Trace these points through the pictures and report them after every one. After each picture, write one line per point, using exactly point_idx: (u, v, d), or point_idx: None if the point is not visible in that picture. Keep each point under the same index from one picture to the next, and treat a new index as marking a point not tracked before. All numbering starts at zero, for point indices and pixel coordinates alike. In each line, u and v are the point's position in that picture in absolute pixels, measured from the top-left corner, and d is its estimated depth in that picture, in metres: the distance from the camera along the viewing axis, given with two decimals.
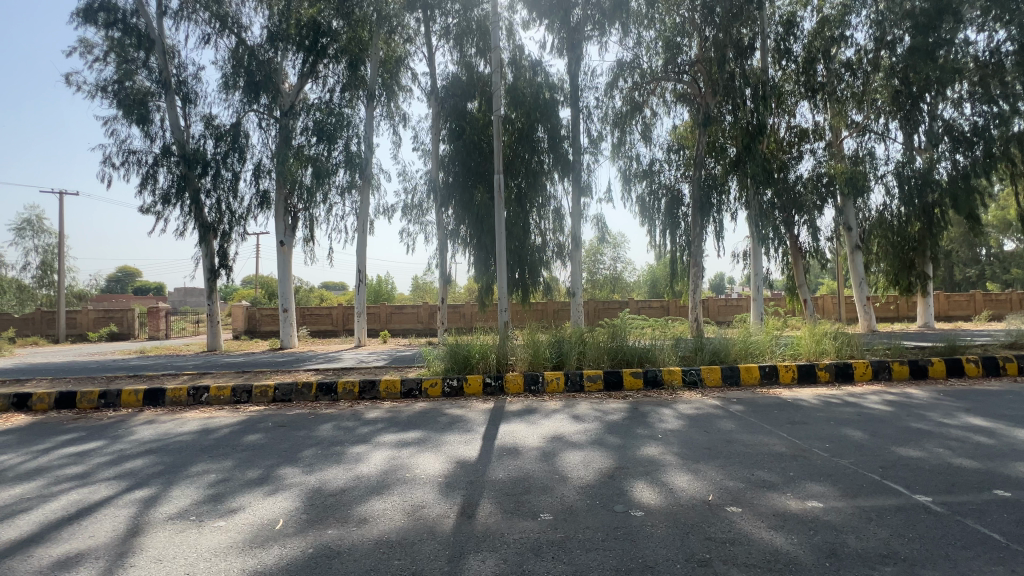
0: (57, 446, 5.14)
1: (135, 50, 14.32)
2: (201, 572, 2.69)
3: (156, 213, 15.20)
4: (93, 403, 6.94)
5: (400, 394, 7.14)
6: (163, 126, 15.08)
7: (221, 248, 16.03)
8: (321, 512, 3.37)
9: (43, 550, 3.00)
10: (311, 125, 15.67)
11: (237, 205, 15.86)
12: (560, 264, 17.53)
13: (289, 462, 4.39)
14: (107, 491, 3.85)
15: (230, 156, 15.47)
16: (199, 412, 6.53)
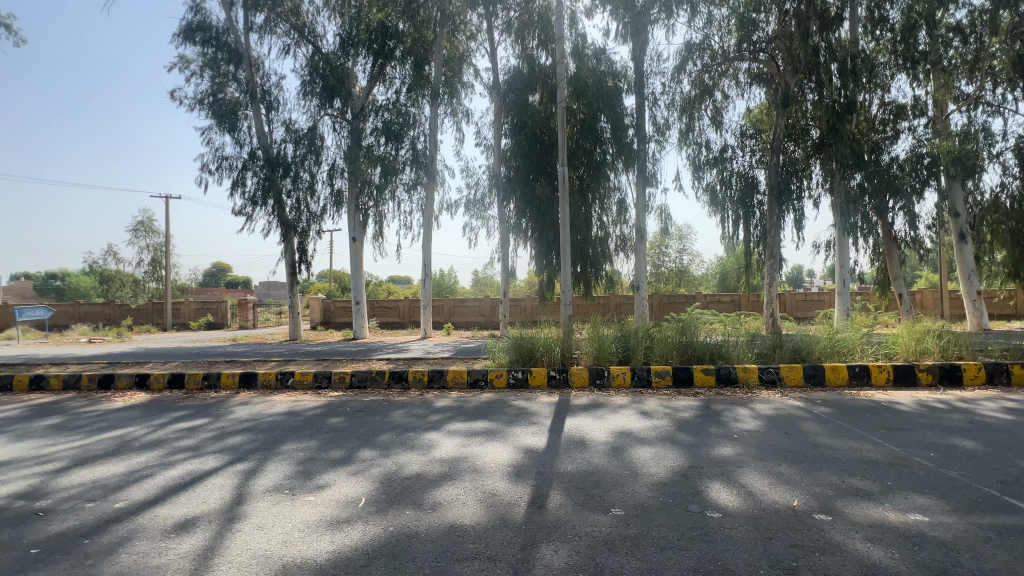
0: (170, 422, 5.80)
1: (226, 64, 15.66)
2: (295, 542, 2.93)
3: (246, 214, 16.58)
4: (198, 383, 7.75)
5: (466, 384, 7.33)
6: (250, 132, 16.38)
7: (300, 245, 17.22)
8: (400, 494, 3.55)
9: (165, 511, 3.40)
10: (379, 125, 16.38)
11: (314, 204, 16.95)
12: (623, 256, 17.14)
13: (367, 445, 4.66)
14: (214, 463, 4.29)
15: (308, 159, 16.55)
16: (286, 395, 7.09)
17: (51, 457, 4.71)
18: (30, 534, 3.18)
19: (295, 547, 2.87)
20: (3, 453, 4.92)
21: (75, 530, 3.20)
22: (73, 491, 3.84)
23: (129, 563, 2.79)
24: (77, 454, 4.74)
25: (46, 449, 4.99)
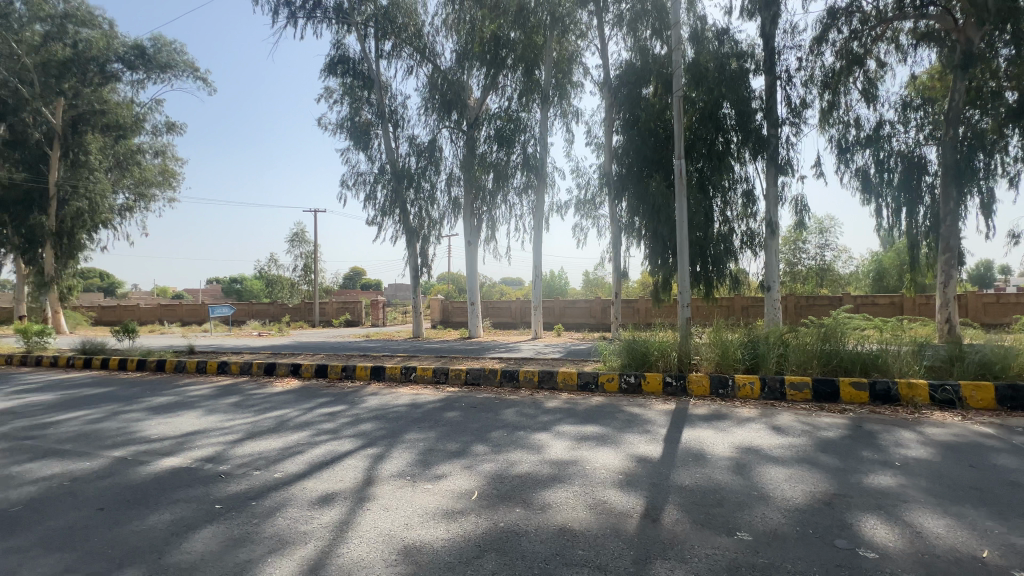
0: (316, 406, 6.66)
1: (362, 90, 17.59)
2: (415, 526, 3.14)
3: (377, 223, 18.42)
4: (338, 373, 8.79)
5: (576, 386, 7.25)
6: (381, 149, 18.17)
7: (423, 249, 18.63)
8: (509, 492, 3.61)
9: (311, 485, 3.90)
10: (492, 133, 17.05)
11: (434, 212, 18.24)
12: (751, 254, 15.59)
13: (480, 440, 4.84)
14: (349, 446, 4.81)
15: (429, 170, 17.85)
16: (409, 388, 7.71)
17: (230, 430, 5.70)
18: (215, 492, 3.86)
19: (414, 531, 3.08)
20: (198, 423, 6.08)
21: (245, 493, 3.81)
22: (245, 460, 4.59)
23: (283, 526, 3.24)
24: (248, 429, 5.67)
25: (227, 422, 6.06)
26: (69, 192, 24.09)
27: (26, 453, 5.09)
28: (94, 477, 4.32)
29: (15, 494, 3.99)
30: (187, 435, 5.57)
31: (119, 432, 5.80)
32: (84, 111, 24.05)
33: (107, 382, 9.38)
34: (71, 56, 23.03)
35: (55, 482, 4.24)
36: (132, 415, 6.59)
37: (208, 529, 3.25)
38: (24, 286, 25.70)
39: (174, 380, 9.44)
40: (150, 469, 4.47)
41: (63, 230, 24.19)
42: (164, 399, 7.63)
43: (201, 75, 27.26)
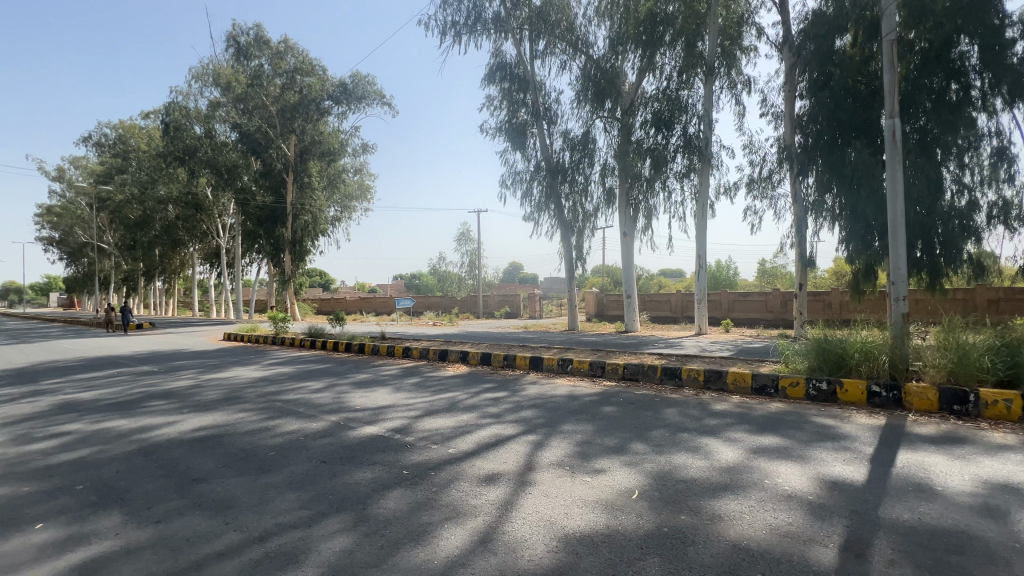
0: (481, 391, 7.24)
1: (519, 93, 18.38)
2: (575, 516, 3.16)
3: (534, 219, 19.11)
4: (500, 362, 9.41)
5: (750, 389, 6.48)
6: (537, 148, 18.79)
7: (577, 243, 18.76)
8: (674, 496, 3.39)
9: (478, 463, 4.23)
10: (649, 117, 16.23)
11: (588, 204, 18.19)
12: (1004, 230, 11.95)
13: (640, 438, 4.65)
14: (511, 431, 5.09)
15: (583, 162, 17.84)
16: (566, 380, 7.84)
17: (413, 406, 6.55)
18: (403, 459, 4.47)
19: (574, 521, 3.10)
20: (389, 399, 7.13)
21: (425, 463, 4.33)
22: (424, 434, 5.22)
23: (457, 498, 3.57)
24: (427, 407, 6.44)
25: (410, 400, 6.97)
26: (299, 209, 30.63)
27: (277, 411, 6.60)
28: (318, 435, 5.39)
29: (270, 442, 5.21)
30: (381, 408, 6.58)
31: (334, 401, 7.14)
32: (308, 143, 30.21)
33: (326, 360, 11.64)
34: (299, 100, 29.17)
35: (294, 436, 5.41)
36: (343, 387, 8.06)
37: (398, 491, 3.77)
38: (273, 283, 33.51)
39: (371, 360, 11.25)
40: (355, 434, 5.39)
41: (296, 238, 30.83)
42: (365, 376, 9.14)
43: (387, 101, 31.83)
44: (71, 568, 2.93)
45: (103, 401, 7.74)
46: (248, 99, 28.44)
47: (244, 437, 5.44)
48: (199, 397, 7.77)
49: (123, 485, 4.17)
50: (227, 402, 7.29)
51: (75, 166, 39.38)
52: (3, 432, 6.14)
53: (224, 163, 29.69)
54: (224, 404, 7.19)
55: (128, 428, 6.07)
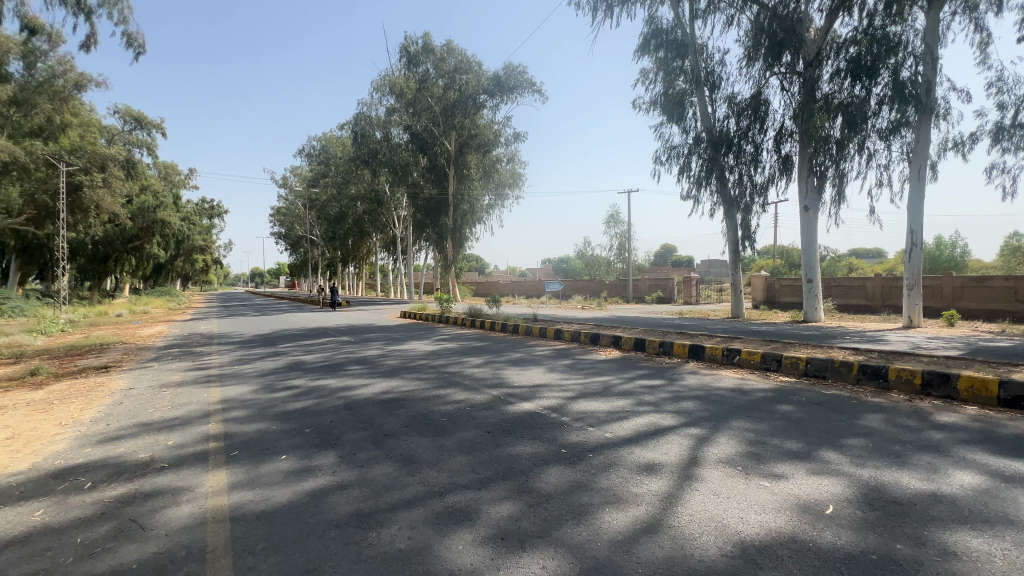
0: (636, 377, 7.03)
1: (676, 60, 16.97)
2: (752, 521, 2.86)
3: (692, 197, 17.68)
4: (656, 349, 9.01)
5: (995, 400, 5.06)
6: (696, 118, 17.25)
7: (744, 221, 16.84)
8: (883, 518, 2.82)
9: (637, 451, 4.12)
10: (843, 66, 13.62)
11: (758, 176, 16.16)
12: None
13: (832, 445, 4.00)
14: (671, 421, 4.84)
15: (752, 129, 15.89)
16: (732, 372, 7.15)
17: (567, 387, 6.68)
18: (560, 437, 4.59)
19: (750, 526, 2.81)
20: (544, 378, 7.38)
21: (583, 444, 4.37)
22: (580, 415, 5.27)
23: (616, 483, 3.53)
24: (581, 389, 6.50)
25: (564, 381, 7.11)
26: (459, 199, 33.44)
27: (446, 382, 7.37)
28: (482, 407, 5.86)
29: (442, 409, 5.83)
30: (537, 386, 6.85)
31: (494, 376, 7.68)
32: (466, 137, 32.63)
33: (485, 338, 12.59)
34: (459, 97, 31.63)
35: (461, 405, 5.97)
36: (501, 365, 8.62)
37: (558, 468, 3.87)
38: (438, 267, 37.31)
39: (526, 341, 11.81)
40: (515, 409, 5.71)
41: (457, 226, 33.77)
42: (520, 355, 9.64)
43: (537, 88, 32.51)
44: (305, 493, 3.69)
45: (318, 363, 9.59)
46: (417, 102, 31.70)
47: (422, 402, 6.19)
48: (385, 364, 9.10)
49: (335, 432, 5.11)
50: (407, 371, 8.39)
51: (294, 174, 48.93)
52: (257, 382, 8.04)
53: (399, 162, 33.80)
54: (405, 372, 8.30)
55: (337, 386, 7.41)
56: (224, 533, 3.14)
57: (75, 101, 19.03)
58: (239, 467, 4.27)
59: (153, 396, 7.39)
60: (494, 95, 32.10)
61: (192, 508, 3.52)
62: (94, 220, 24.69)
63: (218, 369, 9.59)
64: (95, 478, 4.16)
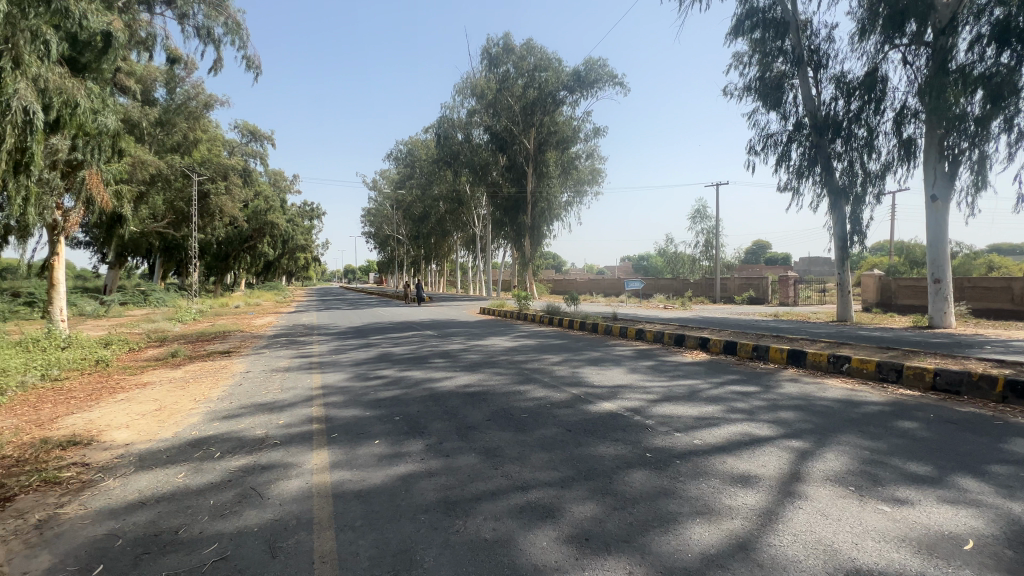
0: (726, 382, 6.61)
1: (774, 40, 15.53)
2: (869, 549, 2.57)
3: (791, 188, 16.20)
4: (748, 353, 8.40)
5: None
6: (797, 102, 15.77)
7: (853, 213, 15.14)
8: None
9: (730, 461, 3.87)
10: (986, 31, 11.76)
11: (873, 163, 14.50)
12: None
13: (970, 471, 3.47)
14: (768, 432, 4.48)
15: (866, 110, 14.33)
16: (840, 382, 6.47)
17: (650, 389, 6.45)
18: (645, 441, 4.45)
19: (868, 555, 2.52)
20: (625, 379, 7.19)
21: (669, 450, 4.20)
22: (665, 420, 5.07)
23: (708, 493, 3.35)
24: (665, 392, 6.25)
25: (647, 383, 6.88)
26: (538, 196, 33.58)
27: (526, 378, 7.45)
28: (562, 404, 5.84)
29: (522, 405, 5.91)
30: (618, 386, 6.70)
31: (573, 374, 7.63)
32: (545, 135, 32.67)
33: (563, 336, 12.55)
34: (538, 95, 31.77)
35: (541, 402, 6.01)
36: (581, 363, 8.53)
37: (642, 472, 3.76)
38: (516, 265, 37.77)
39: (605, 340, 11.59)
40: (595, 408, 5.63)
41: (535, 224, 33.99)
42: (599, 354, 9.49)
43: (618, 80, 31.69)
44: (397, 477, 3.92)
45: (405, 355, 10.16)
46: (497, 103, 32.20)
47: (502, 397, 6.32)
48: (466, 359, 9.40)
49: (423, 421, 5.38)
50: (487, 365, 8.60)
51: (383, 177, 52.10)
52: (352, 371, 8.70)
53: (479, 163, 34.64)
54: (486, 367, 8.52)
55: (422, 377, 7.80)
56: (327, 507, 3.44)
57: (204, 120, 21.80)
58: (339, 448, 4.66)
59: (266, 379, 8.28)
60: (573, 91, 31.88)
61: (300, 482, 3.90)
62: (218, 223, 28.15)
63: (319, 358, 10.51)
64: (222, 449, 4.75)
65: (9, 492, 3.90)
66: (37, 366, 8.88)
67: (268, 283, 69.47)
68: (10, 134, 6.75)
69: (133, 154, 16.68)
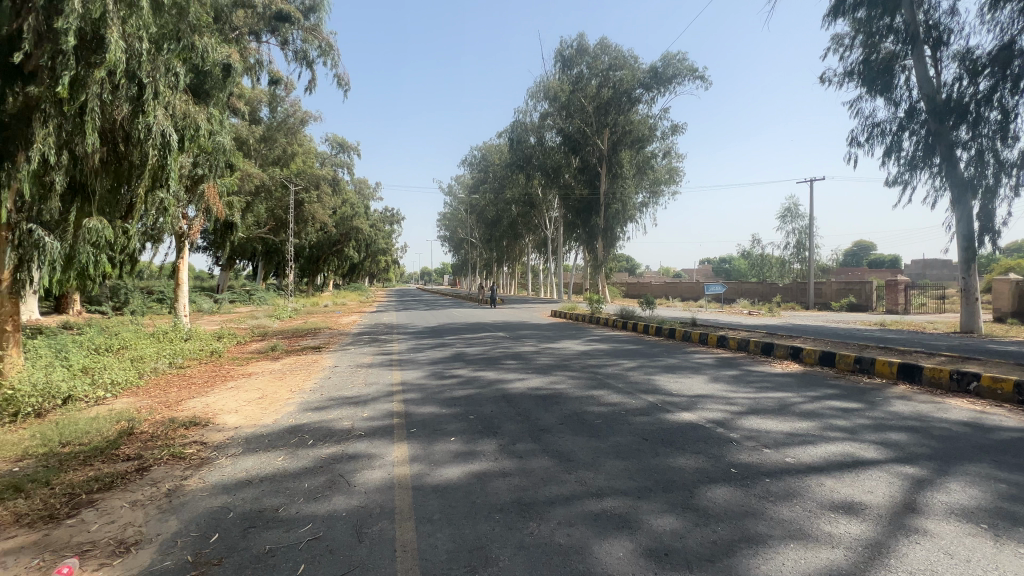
0: (823, 396, 6.03)
1: (881, 18, 13.94)
2: None
3: (903, 182, 14.54)
4: (849, 366, 7.61)
5: None
6: (911, 85, 14.09)
7: (982, 208, 13.25)
8: None
9: (830, 483, 3.53)
10: None
11: (1008, 150, 12.57)
12: None
13: None
14: (876, 454, 4.02)
15: (999, 90, 12.40)
16: (965, 402, 5.65)
17: (733, 400, 6.06)
18: (729, 455, 4.19)
19: None
20: (706, 388, 6.81)
21: (757, 466, 3.91)
22: (752, 434, 4.74)
23: (802, 517, 3.08)
24: (751, 404, 5.83)
25: (731, 393, 6.46)
26: (611, 198, 32.89)
27: (599, 383, 7.32)
28: (638, 412, 5.66)
29: (596, 410, 5.81)
30: (698, 396, 6.36)
31: (649, 381, 7.37)
32: (620, 134, 31.98)
33: (638, 341, 12.17)
34: (612, 95, 31.21)
35: (615, 408, 5.87)
36: (657, 370, 8.22)
37: (727, 488, 3.54)
38: (588, 268, 37.26)
39: (684, 347, 11.06)
40: (673, 418, 5.39)
41: (608, 226, 33.31)
42: (677, 361, 9.08)
43: (699, 74, 30.22)
44: (471, 475, 4.03)
45: (478, 356, 10.41)
46: (570, 104, 31.95)
47: (575, 401, 6.26)
48: (538, 361, 9.43)
49: (496, 421, 5.47)
50: (559, 369, 8.56)
51: (458, 182, 53.80)
52: (428, 369, 9.06)
53: (552, 165, 34.62)
54: (557, 370, 8.49)
55: (495, 378, 7.95)
56: (407, 499, 3.61)
57: (300, 135, 23.86)
58: (417, 442, 4.88)
59: (351, 374, 8.89)
60: (650, 88, 30.93)
61: (383, 473, 4.13)
62: (311, 229, 30.67)
63: (398, 355, 11.07)
64: (315, 437, 5.18)
65: (147, 462, 4.54)
66: (167, 354, 10.24)
67: (353, 284, 74.45)
68: (154, 155, 7.85)
69: (243, 169, 18.70)
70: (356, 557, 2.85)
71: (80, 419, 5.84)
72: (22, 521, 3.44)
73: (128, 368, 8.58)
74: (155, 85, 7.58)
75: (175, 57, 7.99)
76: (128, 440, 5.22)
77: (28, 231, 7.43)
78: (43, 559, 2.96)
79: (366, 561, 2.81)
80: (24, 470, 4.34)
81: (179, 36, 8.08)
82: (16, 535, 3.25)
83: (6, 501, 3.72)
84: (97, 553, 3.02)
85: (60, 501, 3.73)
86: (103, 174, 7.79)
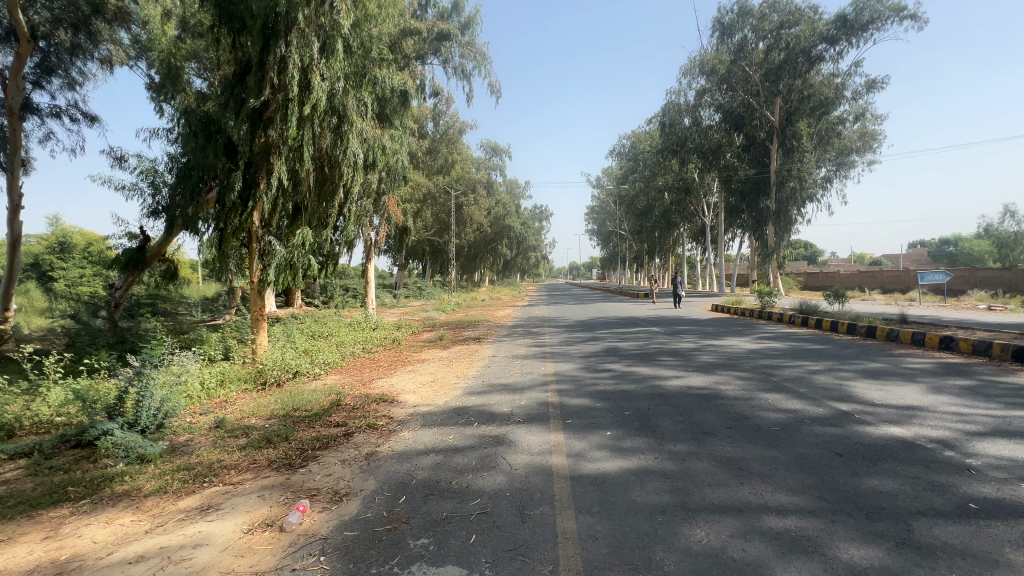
0: None
1: None
2: None
3: None
4: None
5: None
6: None
7: None
8: None
9: None
10: None
11: None
12: None
13: None
14: None
15: None
16: None
17: (970, 418, 4.77)
18: (965, 488, 3.31)
19: None
20: (924, 400, 5.50)
21: (1010, 505, 3.03)
22: (1001, 463, 3.68)
23: None
24: (997, 424, 4.54)
25: (966, 409, 5.09)
26: (785, 175, 28.81)
27: (775, 386, 6.45)
28: (828, 421, 4.84)
29: (770, 415, 5.14)
30: (914, 408, 5.19)
31: (841, 387, 6.24)
32: (796, 102, 27.90)
33: (824, 340, 10.41)
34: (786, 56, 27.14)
35: (795, 415, 5.11)
36: (855, 374, 6.91)
37: (961, 527, 2.81)
38: (756, 258, 33.19)
39: (889, 348, 9.11)
40: (877, 432, 4.47)
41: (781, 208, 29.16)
42: (880, 366, 7.53)
43: (907, 13, 24.55)
44: (631, 471, 3.91)
45: (631, 351, 10.10)
46: (732, 76, 28.89)
47: (744, 403, 5.64)
48: (699, 359, 8.74)
49: (655, 419, 5.24)
50: (725, 368, 7.81)
51: (607, 174, 52.80)
52: (580, 363, 9.08)
53: (710, 146, 31.62)
54: (722, 369, 7.74)
55: (652, 374, 7.60)
56: (568, 488, 3.66)
57: (459, 143, 26.06)
58: (573, 433, 4.93)
59: (508, 363, 9.42)
60: (836, 41, 26.25)
61: (540, 459, 4.28)
62: (469, 230, 33.36)
63: (551, 348, 11.35)
64: (479, 418, 5.64)
65: (351, 428, 5.49)
66: (361, 341, 12.17)
67: (504, 281, 78.31)
68: (347, 174, 9.33)
69: (415, 179, 21.19)
70: (521, 537, 2.99)
71: (305, 390, 7.32)
72: (273, 465, 4.46)
73: (335, 351, 10.44)
74: (348, 116, 9.07)
75: (364, 90, 9.46)
76: (336, 409, 6.35)
77: (267, 242, 9.21)
78: (286, 497, 3.77)
79: (530, 542, 2.93)
80: (271, 427, 5.63)
81: (366, 71, 9.53)
82: (269, 475, 4.23)
83: (262, 449, 4.87)
84: (321, 498, 3.74)
85: (295, 453, 4.74)
86: (314, 194, 9.36)
